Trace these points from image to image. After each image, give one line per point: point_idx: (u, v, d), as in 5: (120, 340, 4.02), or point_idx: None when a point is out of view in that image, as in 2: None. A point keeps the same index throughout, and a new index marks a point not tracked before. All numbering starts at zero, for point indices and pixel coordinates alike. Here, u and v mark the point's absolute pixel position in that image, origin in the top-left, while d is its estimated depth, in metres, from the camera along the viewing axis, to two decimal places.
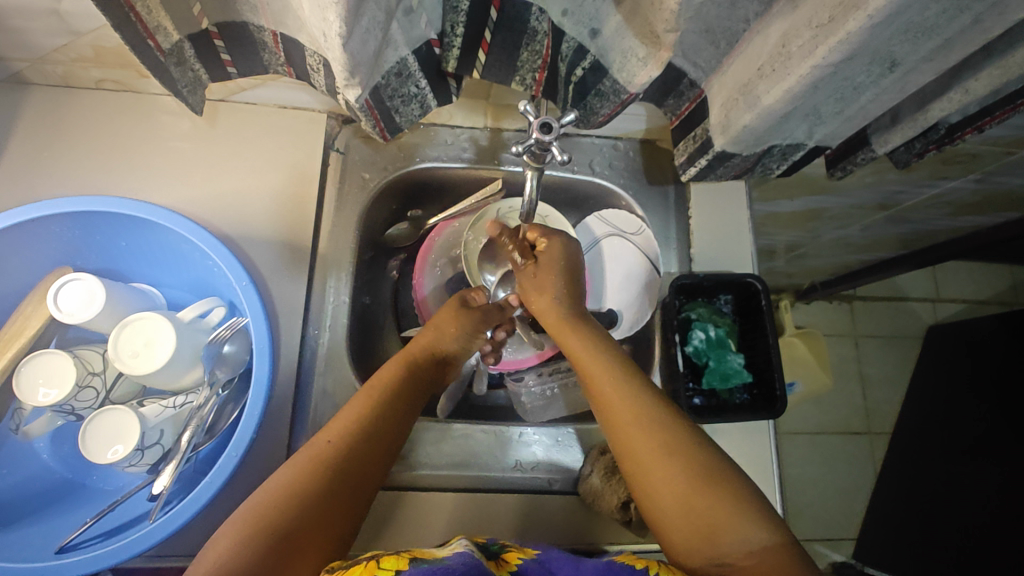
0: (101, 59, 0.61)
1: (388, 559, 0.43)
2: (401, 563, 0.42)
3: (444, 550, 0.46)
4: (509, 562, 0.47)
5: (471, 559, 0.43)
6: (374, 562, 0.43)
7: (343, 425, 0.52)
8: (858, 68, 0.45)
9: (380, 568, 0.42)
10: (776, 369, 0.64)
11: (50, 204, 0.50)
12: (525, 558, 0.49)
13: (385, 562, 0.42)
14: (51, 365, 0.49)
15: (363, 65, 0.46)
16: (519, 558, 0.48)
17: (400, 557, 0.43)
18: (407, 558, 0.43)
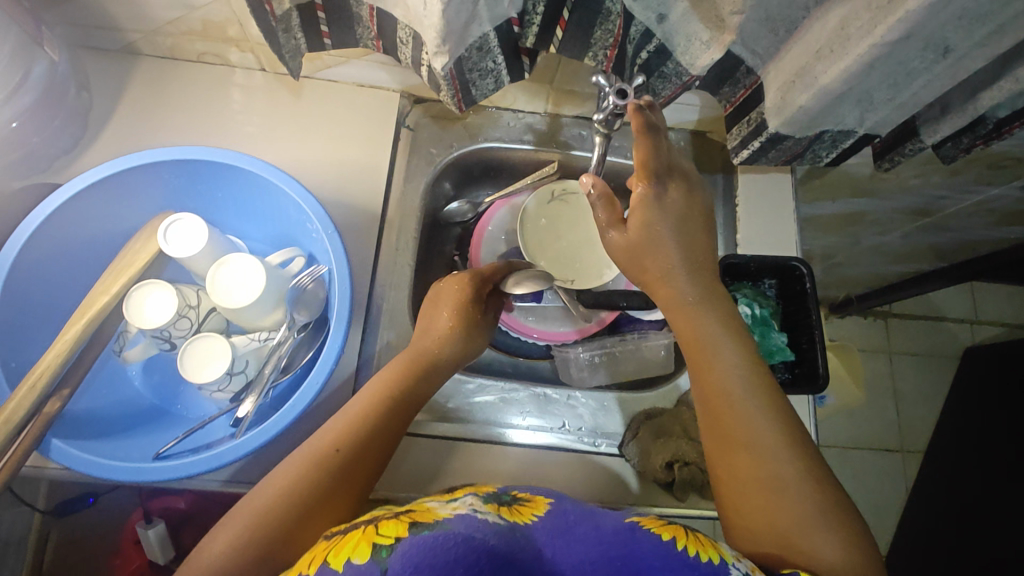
0: (206, 33, 0.68)
1: (387, 524, 0.43)
2: (400, 531, 0.41)
3: (443, 510, 0.45)
4: (522, 515, 0.48)
5: (473, 523, 0.43)
6: (372, 529, 0.42)
7: (347, 431, 0.53)
8: (913, 51, 0.49)
9: (380, 535, 0.41)
10: (818, 348, 0.67)
11: (164, 151, 0.56)
12: (537, 516, 0.48)
13: (382, 530, 0.42)
14: (157, 293, 0.55)
15: (453, 35, 0.51)
16: (532, 515, 0.48)
17: (400, 523, 0.42)
18: (407, 523, 0.43)
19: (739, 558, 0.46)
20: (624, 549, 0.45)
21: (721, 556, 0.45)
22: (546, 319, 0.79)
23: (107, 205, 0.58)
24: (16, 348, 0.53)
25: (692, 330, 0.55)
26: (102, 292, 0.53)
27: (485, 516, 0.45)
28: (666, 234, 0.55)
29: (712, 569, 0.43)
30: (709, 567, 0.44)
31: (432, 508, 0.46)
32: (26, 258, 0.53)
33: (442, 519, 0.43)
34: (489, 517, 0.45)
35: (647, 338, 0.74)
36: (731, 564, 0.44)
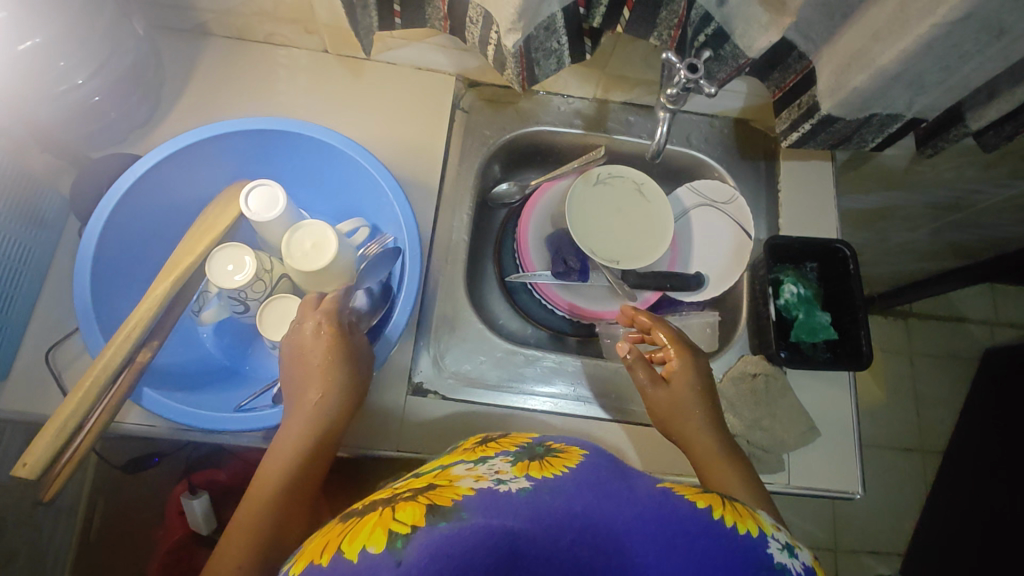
0: (276, 14, 0.71)
1: (405, 507, 0.38)
2: (416, 517, 0.37)
3: (466, 484, 0.42)
4: (552, 468, 0.44)
5: (494, 507, 0.37)
6: (388, 514, 0.38)
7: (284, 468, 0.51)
8: (970, 32, 0.51)
9: (395, 521, 0.37)
10: (862, 326, 0.68)
11: (247, 121, 0.58)
12: (568, 467, 0.44)
13: (399, 514, 0.37)
14: (238, 255, 0.57)
15: (527, 13, 0.54)
16: (563, 467, 0.44)
17: (417, 507, 0.38)
18: (424, 506, 0.38)
19: (776, 529, 0.43)
20: (660, 511, 0.39)
21: (759, 527, 0.42)
22: (592, 298, 0.81)
23: (187, 172, 0.60)
24: (104, 304, 0.56)
25: (685, 412, 0.60)
26: (189, 252, 0.56)
27: (507, 485, 0.41)
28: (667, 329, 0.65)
29: (751, 542, 0.39)
30: (748, 539, 0.40)
31: (455, 482, 0.42)
32: (115, 218, 0.56)
33: (460, 500, 0.38)
34: (511, 487, 0.40)
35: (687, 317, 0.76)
36: (769, 537, 0.41)
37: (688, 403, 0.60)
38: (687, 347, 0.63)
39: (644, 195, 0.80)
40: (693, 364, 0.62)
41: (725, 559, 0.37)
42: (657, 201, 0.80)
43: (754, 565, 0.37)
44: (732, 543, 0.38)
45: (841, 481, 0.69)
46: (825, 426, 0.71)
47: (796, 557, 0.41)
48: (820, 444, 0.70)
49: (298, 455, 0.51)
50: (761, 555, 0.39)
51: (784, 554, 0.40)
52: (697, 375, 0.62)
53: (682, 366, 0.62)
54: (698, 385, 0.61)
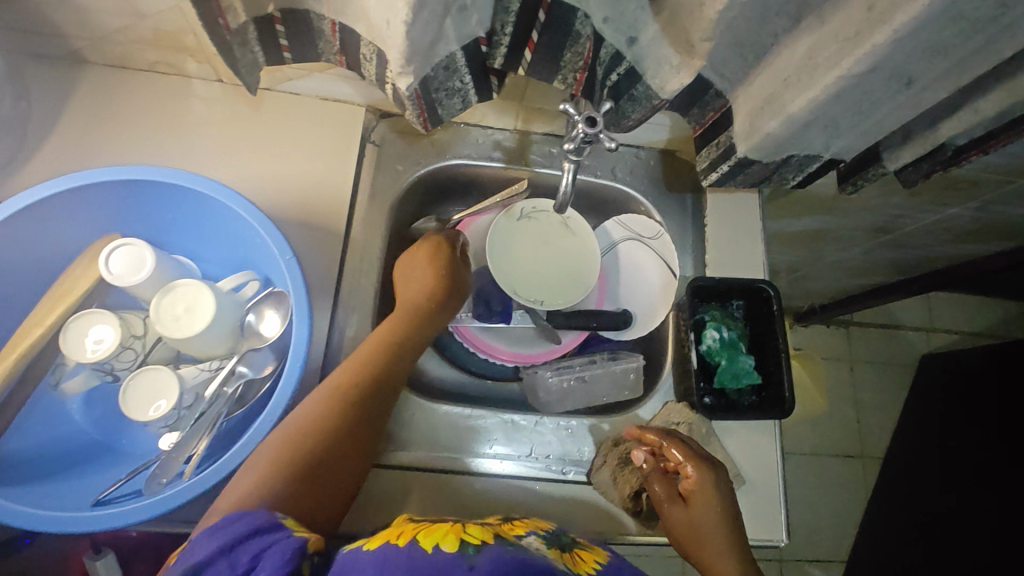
0: (157, 43, 0.64)
1: (476, 528, 0.47)
2: (487, 538, 0.45)
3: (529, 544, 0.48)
4: (586, 565, 0.49)
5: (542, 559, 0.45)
6: (461, 529, 0.46)
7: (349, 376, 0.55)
8: (878, 82, 0.49)
9: (467, 532, 0.46)
10: (785, 371, 0.67)
11: (108, 171, 0.52)
12: (601, 565, 0.49)
13: (470, 531, 0.46)
14: (99, 322, 0.51)
15: (418, 56, 0.50)
16: (595, 565, 0.49)
17: (485, 530, 0.47)
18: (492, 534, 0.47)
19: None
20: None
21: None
22: (517, 340, 0.78)
23: (45, 228, 0.53)
24: None
25: (703, 534, 0.59)
26: (37, 322, 0.50)
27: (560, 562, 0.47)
28: (685, 448, 0.62)
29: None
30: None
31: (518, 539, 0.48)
32: None
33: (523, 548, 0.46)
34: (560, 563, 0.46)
35: (618, 361, 0.73)
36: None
37: (706, 524, 0.60)
38: (703, 471, 0.61)
39: (569, 230, 0.77)
40: (711, 486, 0.61)
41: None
42: (584, 235, 0.77)
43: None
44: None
45: (767, 528, 0.68)
46: (752, 471, 0.69)
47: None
48: (746, 490, 0.69)
49: (347, 386, 0.55)
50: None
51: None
52: (714, 496, 0.60)
53: (699, 488, 0.60)
54: (715, 508, 0.60)
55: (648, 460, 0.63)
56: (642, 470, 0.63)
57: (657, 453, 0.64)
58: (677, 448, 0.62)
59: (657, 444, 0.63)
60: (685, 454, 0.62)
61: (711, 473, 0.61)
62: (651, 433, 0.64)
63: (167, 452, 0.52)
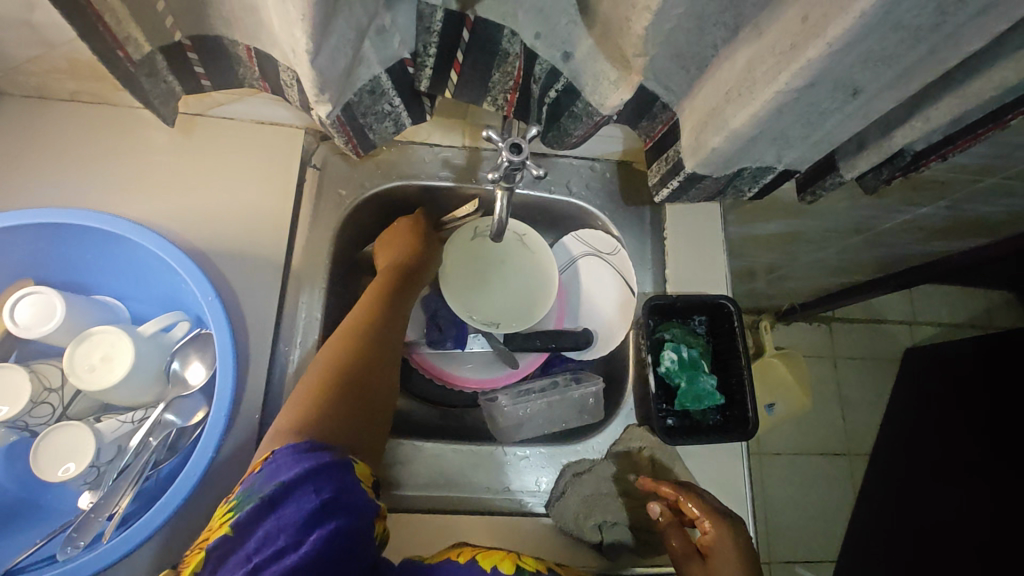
0: (75, 72, 0.61)
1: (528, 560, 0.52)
2: (540, 566, 0.51)
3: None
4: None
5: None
6: (515, 557, 0.51)
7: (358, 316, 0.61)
8: (822, 95, 0.46)
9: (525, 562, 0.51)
10: (747, 390, 0.65)
11: (13, 216, 0.49)
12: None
13: (523, 560, 0.51)
14: (7, 379, 0.48)
15: (333, 82, 0.47)
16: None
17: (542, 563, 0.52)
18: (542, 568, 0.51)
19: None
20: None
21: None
22: (475, 364, 0.75)
23: None
24: None
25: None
26: None
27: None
28: (705, 499, 0.59)
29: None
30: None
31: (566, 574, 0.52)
32: None
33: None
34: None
35: (577, 384, 0.72)
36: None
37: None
38: (721, 521, 0.57)
39: (525, 247, 0.74)
40: (726, 537, 0.56)
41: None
42: (540, 252, 0.74)
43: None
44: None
45: None
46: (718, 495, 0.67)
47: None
48: None
49: (355, 331, 0.59)
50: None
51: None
52: (731, 547, 0.55)
53: (717, 536, 0.56)
54: (732, 564, 0.55)
55: (664, 512, 0.59)
56: (661, 522, 0.59)
57: (673, 506, 0.60)
58: (697, 501, 0.58)
59: (674, 496, 0.59)
60: (705, 505, 0.58)
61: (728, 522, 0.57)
62: (669, 483, 0.60)
63: (86, 512, 0.49)
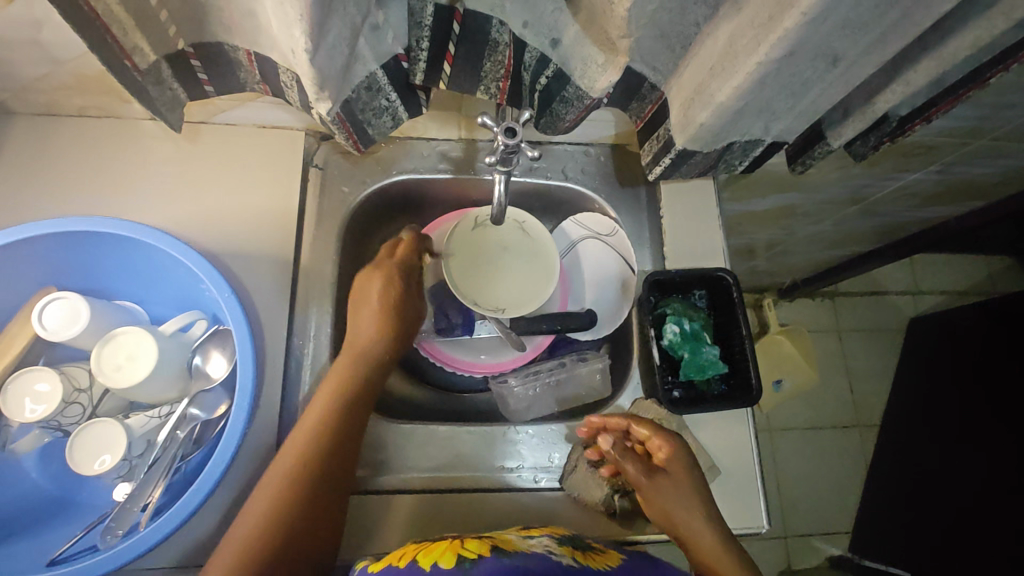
0: (82, 86, 0.63)
1: (472, 542, 0.52)
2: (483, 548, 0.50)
3: (527, 547, 0.52)
4: (596, 561, 0.53)
5: (541, 553, 0.51)
6: (458, 542, 0.51)
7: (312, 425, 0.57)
8: (803, 64, 0.48)
9: (465, 548, 0.50)
10: (749, 358, 0.67)
11: (34, 227, 0.51)
12: (610, 565, 0.54)
13: (468, 545, 0.51)
14: (38, 380, 0.50)
15: (331, 80, 0.49)
16: (605, 564, 0.54)
17: (484, 542, 0.51)
18: (490, 545, 0.51)
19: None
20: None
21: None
22: (485, 348, 0.78)
23: None
24: None
25: (691, 521, 0.59)
26: None
27: (559, 556, 0.51)
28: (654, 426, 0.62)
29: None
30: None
31: (519, 544, 0.52)
32: None
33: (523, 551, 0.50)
34: (564, 559, 0.50)
35: (585, 363, 0.74)
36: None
37: (691, 507, 0.59)
38: (675, 444, 0.62)
39: (526, 234, 0.75)
40: (681, 460, 0.61)
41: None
42: (541, 237, 0.76)
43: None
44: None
45: (746, 518, 0.67)
46: (726, 462, 0.68)
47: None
48: (721, 482, 0.68)
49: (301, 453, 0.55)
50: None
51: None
52: (687, 469, 0.61)
53: (674, 462, 0.61)
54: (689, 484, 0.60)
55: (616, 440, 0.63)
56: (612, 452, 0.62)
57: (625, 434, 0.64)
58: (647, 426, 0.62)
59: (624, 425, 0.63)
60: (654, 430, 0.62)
61: (682, 447, 0.62)
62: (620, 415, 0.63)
63: (121, 503, 0.51)
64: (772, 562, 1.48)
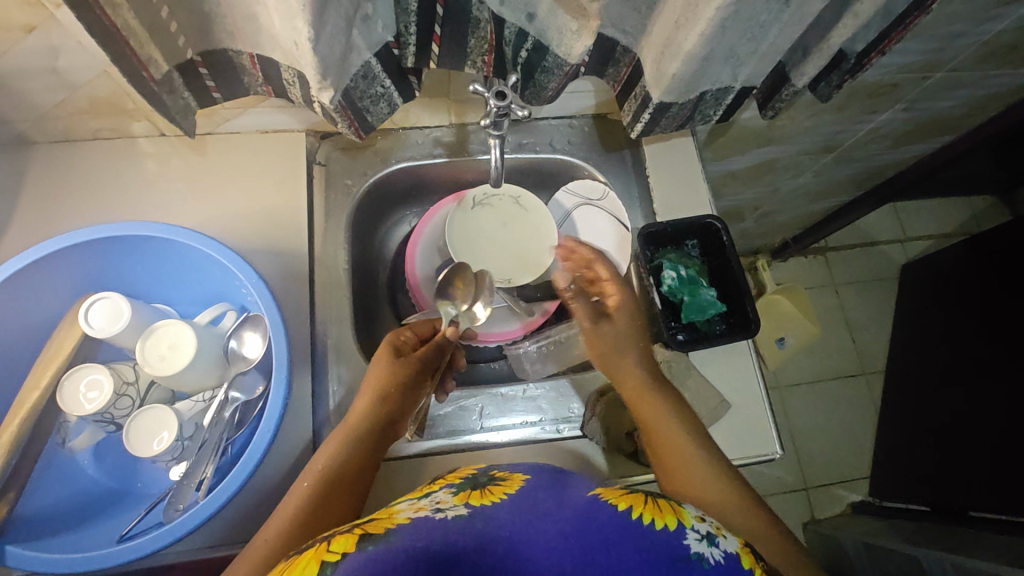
0: (95, 111, 0.67)
1: (340, 540, 0.44)
2: (351, 541, 0.43)
3: (403, 514, 0.48)
4: (491, 497, 0.51)
5: (421, 534, 0.44)
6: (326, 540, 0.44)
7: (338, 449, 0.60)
8: (758, 6, 0.52)
9: (327, 552, 0.42)
10: (744, 296, 0.71)
11: (71, 234, 0.55)
12: (507, 493, 0.52)
13: (333, 546, 0.43)
14: (90, 376, 0.54)
15: (332, 68, 0.53)
16: (502, 495, 0.52)
17: (349, 537, 0.44)
18: (357, 537, 0.44)
19: (699, 520, 0.50)
20: (582, 520, 0.47)
21: (679, 521, 0.48)
22: (490, 320, 0.80)
23: (23, 301, 0.57)
24: None
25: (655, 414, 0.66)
26: (33, 387, 0.54)
27: (443, 513, 0.48)
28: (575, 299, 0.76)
29: (668, 537, 0.46)
30: (667, 534, 0.47)
31: (394, 513, 0.49)
32: None
33: (393, 529, 0.45)
34: (447, 514, 0.48)
35: None
36: (690, 529, 0.48)
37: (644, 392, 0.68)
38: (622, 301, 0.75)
39: (523, 209, 0.78)
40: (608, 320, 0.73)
41: (638, 558, 0.44)
42: (538, 211, 0.78)
43: (668, 559, 0.44)
44: (650, 542, 0.45)
45: (761, 446, 0.71)
46: (735, 395, 0.72)
47: (715, 545, 0.47)
48: (733, 414, 0.72)
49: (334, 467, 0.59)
50: (676, 547, 0.45)
51: (702, 544, 0.47)
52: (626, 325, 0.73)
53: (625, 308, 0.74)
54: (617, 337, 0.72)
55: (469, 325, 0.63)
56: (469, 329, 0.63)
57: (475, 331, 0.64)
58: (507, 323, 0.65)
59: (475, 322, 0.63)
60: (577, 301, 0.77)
61: None
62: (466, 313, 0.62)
63: (178, 482, 0.55)
64: (796, 514, 1.52)
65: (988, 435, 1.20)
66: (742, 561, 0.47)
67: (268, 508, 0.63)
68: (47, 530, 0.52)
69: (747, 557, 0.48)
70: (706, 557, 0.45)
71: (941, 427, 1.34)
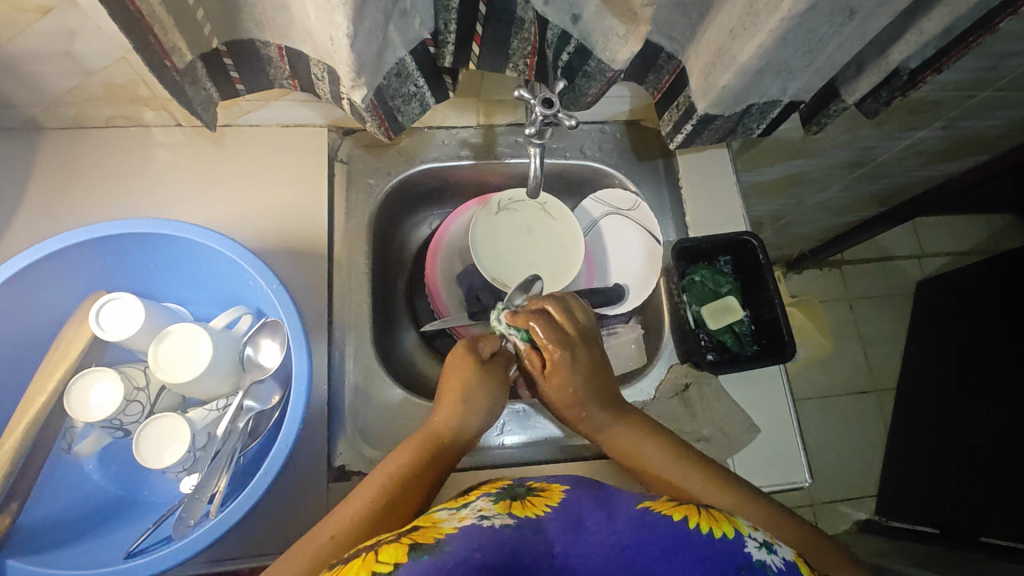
0: (110, 98, 0.64)
1: (388, 548, 0.41)
2: (399, 554, 0.40)
3: (449, 523, 0.45)
4: (535, 507, 0.48)
5: (475, 545, 0.42)
6: (371, 554, 0.41)
7: (407, 459, 0.56)
8: (821, 19, 0.49)
9: (378, 562, 0.40)
10: (781, 318, 0.68)
11: (83, 230, 0.52)
12: (551, 506, 0.48)
13: (381, 556, 0.41)
14: (98, 381, 0.51)
15: (367, 66, 0.50)
16: (546, 507, 0.48)
17: (398, 546, 0.41)
18: (407, 545, 0.42)
19: (755, 529, 0.47)
20: (638, 535, 0.45)
21: (736, 529, 0.46)
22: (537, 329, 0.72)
23: (30, 298, 0.54)
24: None
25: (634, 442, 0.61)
26: (38, 390, 0.51)
27: (490, 521, 0.45)
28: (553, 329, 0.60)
29: (729, 545, 0.44)
30: (725, 542, 0.44)
31: (438, 522, 0.45)
32: None
33: (444, 539, 0.42)
34: (495, 523, 0.44)
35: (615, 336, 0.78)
36: (747, 536, 0.46)
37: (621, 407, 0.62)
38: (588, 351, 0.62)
39: (549, 215, 0.75)
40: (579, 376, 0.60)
41: (703, 568, 0.42)
42: (564, 218, 0.75)
43: (733, 568, 0.42)
44: (712, 552, 0.43)
45: (787, 473, 0.69)
46: (764, 419, 0.70)
47: (774, 552, 0.45)
48: (761, 440, 0.69)
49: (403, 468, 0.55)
50: (738, 556, 0.43)
51: (762, 551, 0.44)
52: (591, 371, 0.61)
53: (565, 372, 0.59)
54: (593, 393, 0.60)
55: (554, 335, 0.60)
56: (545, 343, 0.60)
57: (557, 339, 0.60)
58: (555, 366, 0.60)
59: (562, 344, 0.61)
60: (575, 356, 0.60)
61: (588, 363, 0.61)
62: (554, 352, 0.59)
63: (190, 495, 0.52)
64: None
65: (999, 460, 1.19)
66: (802, 569, 0.45)
67: (277, 522, 0.60)
68: (49, 541, 0.50)
69: (806, 567, 0.46)
70: (770, 565, 0.43)
71: (951, 449, 1.32)
